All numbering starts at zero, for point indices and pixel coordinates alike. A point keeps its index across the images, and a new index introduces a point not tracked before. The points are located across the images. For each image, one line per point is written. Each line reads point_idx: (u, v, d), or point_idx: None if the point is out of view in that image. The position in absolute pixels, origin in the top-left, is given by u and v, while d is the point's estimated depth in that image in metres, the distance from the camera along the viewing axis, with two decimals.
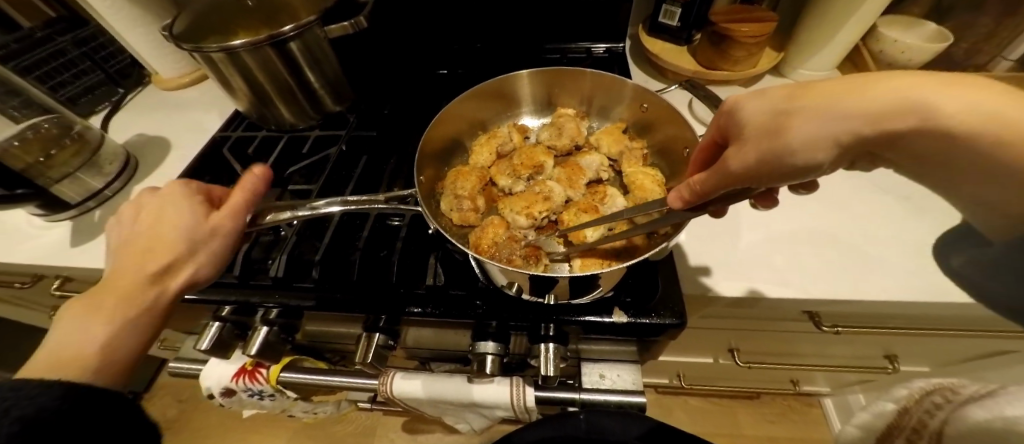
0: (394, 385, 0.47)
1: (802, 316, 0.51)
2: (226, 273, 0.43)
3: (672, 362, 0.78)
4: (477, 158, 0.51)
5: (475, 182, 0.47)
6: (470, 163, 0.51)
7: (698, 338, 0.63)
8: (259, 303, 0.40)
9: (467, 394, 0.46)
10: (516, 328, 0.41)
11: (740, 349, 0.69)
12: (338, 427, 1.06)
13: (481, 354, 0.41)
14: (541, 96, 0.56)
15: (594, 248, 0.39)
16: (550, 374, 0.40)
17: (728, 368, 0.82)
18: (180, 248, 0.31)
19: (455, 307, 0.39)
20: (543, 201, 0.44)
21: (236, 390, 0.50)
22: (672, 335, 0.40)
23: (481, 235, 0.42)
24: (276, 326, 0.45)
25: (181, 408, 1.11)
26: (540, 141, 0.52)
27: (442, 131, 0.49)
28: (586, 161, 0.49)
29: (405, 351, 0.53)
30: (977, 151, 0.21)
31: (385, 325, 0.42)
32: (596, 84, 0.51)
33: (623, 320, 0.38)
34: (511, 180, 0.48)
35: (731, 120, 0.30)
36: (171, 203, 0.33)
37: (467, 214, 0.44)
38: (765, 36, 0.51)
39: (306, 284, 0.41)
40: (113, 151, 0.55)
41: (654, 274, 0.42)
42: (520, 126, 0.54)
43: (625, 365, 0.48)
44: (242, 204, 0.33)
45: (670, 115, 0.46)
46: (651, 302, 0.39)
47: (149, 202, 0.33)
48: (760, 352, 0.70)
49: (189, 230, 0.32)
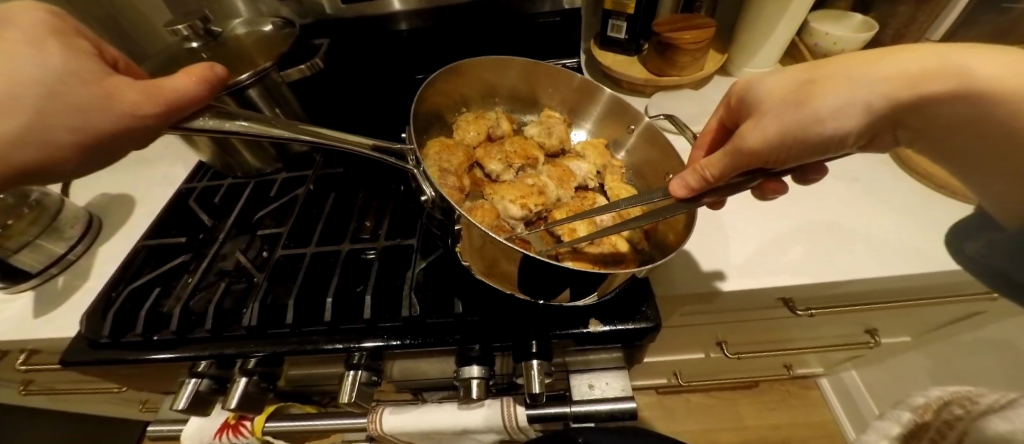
0: (384, 421, 0.46)
1: (778, 303, 0.52)
2: (200, 327, 0.42)
3: (666, 361, 0.78)
4: (464, 134, 0.50)
5: (462, 158, 0.46)
6: (456, 138, 0.51)
7: (685, 335, 0.64)
8: (235, 354, 0.40)
9: (458, 422, 0.45)
10: (499, 348, 0.41)
11: (729, 342, 0.70)
12: None
13: (466, 378, 0.41)
14: (528, 94, 0.56)
15: (583, 252, 0.39)
16: (535, 391, 0.39)
17: (722, 360, 0.83)
18: (69, 112, 0.26)
19: (434, 335, 0.39)
20: (537, 195, 0.44)
21: None
22: (652, 340, 0.40)
23: (469, 214, 0.42)
24: (256, 375, 0.44)
25: None
26: (529, 136, 0.52)
27: (435, 100, 0.49)
28: (574, 166, 0.49)
29: (393, 384, 0.52)
30: (996, 102, 0.24)
31: (366, 362, 0.42)
32: (580, 91, 0.53)
33: (601, 329, 0.39)
34: (502, 166, 0.48)
35: (749, 96, 0.32)
36: (65, 47, 0.27)
37: (453, 191, 0.43)
38: (706, 41, 0.54)
39: (282, 330, 0.40)
40: (74, 214, 0.54)
41: (646, 288, 0.42)
42: (509, 116, 0.54)
43: (612, 372, 0.48)
44: (174, 97, 0.28)
45: (654, 143, 0.48)
46: (629, 309, 0.40)
47: (15, 19, 0.26)
48: (748, 342, 0.71)
49: (85, 92, 0.26)
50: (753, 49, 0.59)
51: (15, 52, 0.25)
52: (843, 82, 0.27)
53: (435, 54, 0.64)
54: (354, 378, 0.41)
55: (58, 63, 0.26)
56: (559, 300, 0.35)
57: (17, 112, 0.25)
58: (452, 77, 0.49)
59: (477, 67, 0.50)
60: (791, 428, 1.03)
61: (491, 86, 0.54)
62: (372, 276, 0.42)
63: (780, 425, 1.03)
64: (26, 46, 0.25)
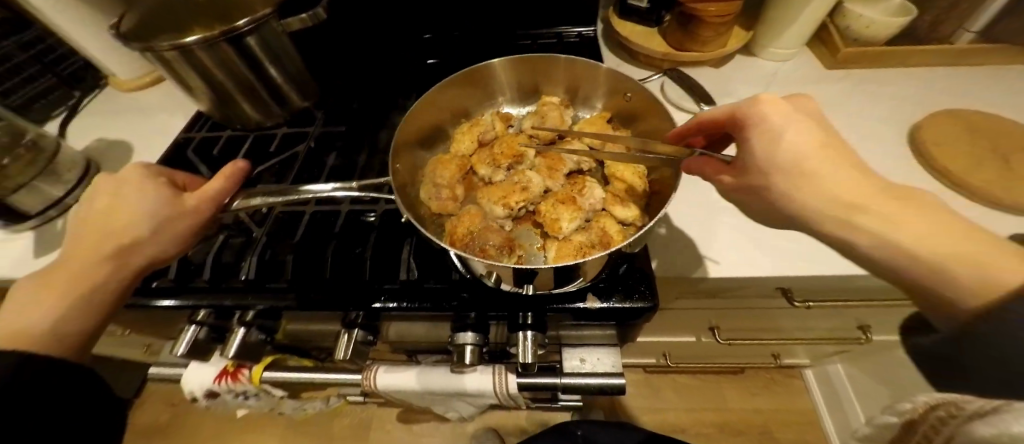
0: (378, 380, 0.47)
1: (776, 292, 0.53)
2: (199, 277, 0.42)
3: (657, 342, 0.80)
4: (456, 146, 0.45)
5: (455, 170, 0.42)
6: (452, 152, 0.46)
7: (677, 318, 0.65)
8: (233, 306, 0.40)
9: (451, 383, 0.47)
10: (495, 317, 0.41)
11: (721, 327, 0.71)
12: (333, 417, 1.08)
13: (459, 345, 0.41)
14: (524, 84, 0.50)
15: (572, 242, 0.36)
16: (528, 361, 0.40)
17: (712, 345, 0.84)
18: (140, 228, 0.33)
19: (431, 299, 0.39)
20: (521, 191, 0.39)
21: (221, 393, 0.50)
22: (648, 319, 0.40)
23: (454, 225, 0.38)
24: (254, 327, 0.45)
25: (172, 413, 1.11)
26: (523, 130, 0.47)
27: (423, 118, 0.44)
28: (567, 151, 0.43)
29: (389, 345, 0.53)
30: None
31: (364, 322, 0.42)
32: (578, 73, 0.46)
33: (597, 305, 0.39)
34: (492, 169, 0.42)
35: (758, 133, 0.28)
36: (134, 189, 0.34)
37: (445, 203, 0.40)
38: (732, 15, 0.51)
39: (280, 285, 0.41)
40: (71, 158, 0.53)
41: (638, 268, 0.41)
42: (503, 115, 0.48)
43: (604, 349, 0.48)
44: (219, 189, 0.36)
45: (651, 108, 0.40)
46: (626, 288, 0.40)
47: (107, 186, 0.35)
48: (739, 329, 0.72)
49: (154, 209, 0.34)
50: (780, 28, 0.56)
51: (131, 205, 0.33)
52: (812, 187, 0.25)
53: (444, 13, 0.61)
54: (352, 334, 0.42)
55: (155, 204, 0.34)
56: (542, 280, 0.32)
57: (116, 241, 0.32)
58: (437, 92, 0.43)
59: (454, 82, 0.44)
60: (771, 414, 1.06)
61: (476, 85, 0.47)
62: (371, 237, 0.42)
63: (759, 409, 1.07)
64: (134, 195, 0.34)
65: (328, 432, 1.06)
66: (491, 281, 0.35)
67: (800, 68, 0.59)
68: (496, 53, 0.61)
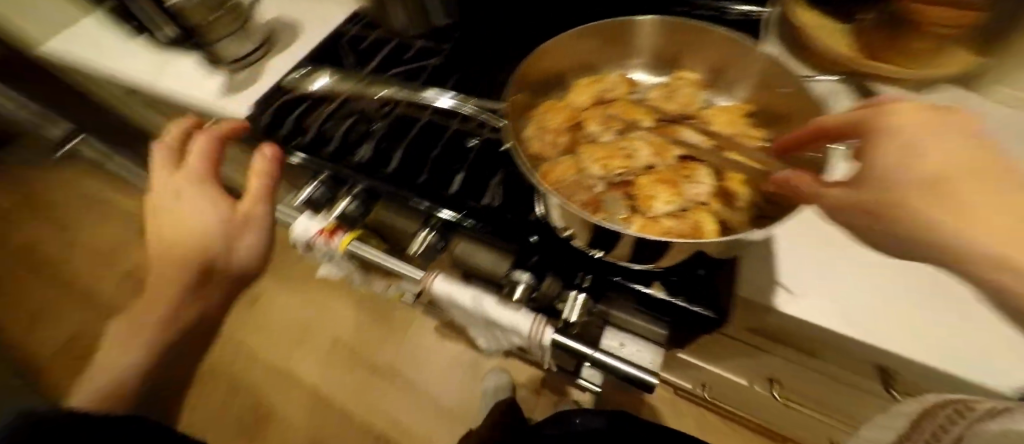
0: (435, 285, 0.52)
1: (871, 372, 0.45)
2: (325, 146, 0.49)
3: (703, 369, 0.75)
4: (573, 96, 0.43)
5: (564, 118, 0.41)
6: (565, 100, 0.43)
7: (736, 353, 0.60)
8: (348, 176, 0.47)
9: (494, 313, 0.50)
10: (553, 269, 0.42)
11: (782, 383, 0.64)
12: (384, 308, 1.24)
13: (512, 282, 0.42)
14: (664, 51, 0.46)
15: (658, 223, 0.34)
16: (570, 321, 0.41)
17: (760, 397, 0.76)
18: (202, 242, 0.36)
19: (505, 231, 0.41)
20: (623, 158, 0.37)
21: (314, 247, 0.60)
22: (709, 329, 0.38)
23: (546, 170, 0.37)
24: (356, 201, 0.52)
25: (274, 252, 1.37)
26: (645, 99, 0.43)
27: (551, 62, 0.43)
28: (688, 132, 0.38)
29: (451, 260, 0.58)
30: None
31: (439, 228, 0.46)
32: (730, 53, 0.41)
33: (660, 295, 0.38)
34: (602, 128, 0.39)
35: (888, 134, 0.23)
36: (193, 197, 0.38)
37: (546, 147, 0.39)
38: (965, 27, 0.40)
39: (385, 172, 0.46)
40: (257, 25, 0.63)
41: (717, 278, 0.38)
42: (630, 78, 0.44)
43: (647, 344, 0.47)
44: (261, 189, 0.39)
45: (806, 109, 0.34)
46: (696, 291, 0.38)
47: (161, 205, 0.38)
48: (802, 393, 0.64)
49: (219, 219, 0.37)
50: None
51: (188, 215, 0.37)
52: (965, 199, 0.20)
53: None
54: (426, 236, 0.46)
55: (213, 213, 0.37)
56: (618, 251, 0.32)
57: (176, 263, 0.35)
58: (572, 37, 0.42)
59: (592, 29, 0.42)
60: None
61: (611, 42, 0.45)
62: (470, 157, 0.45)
63: None
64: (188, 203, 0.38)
65: (376, 316, 1.23)
66: (565, 236, 0.36)
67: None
68: (642, 13, 0.57)
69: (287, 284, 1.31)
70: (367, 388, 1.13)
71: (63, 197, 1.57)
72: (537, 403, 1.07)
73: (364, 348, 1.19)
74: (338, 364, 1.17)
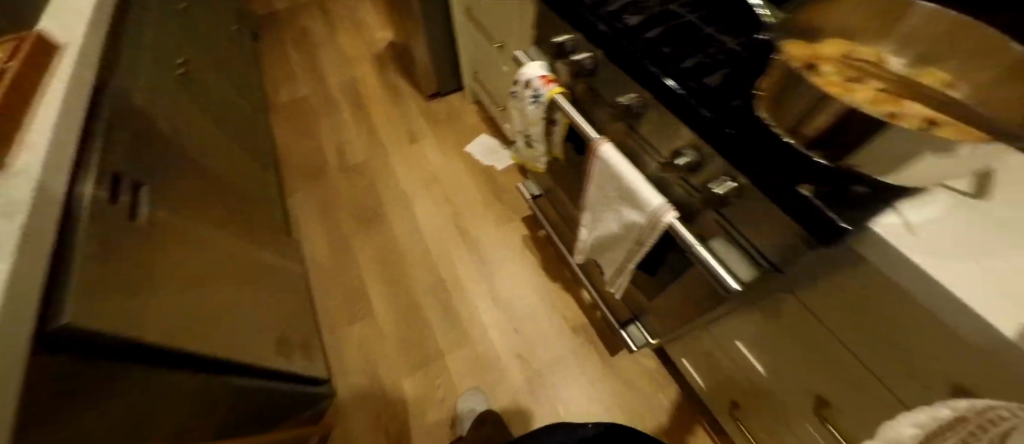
0: (601, 148, 0.65)
1: (953, 395, 0.41)
2: (599, 7, 0.65)
3: (748, 368, 0.74)
4: (823, 46, 0.49)
5: (809, 53, 0.48)
6: (809, 49, 0.49)
7: (806, 353, 0.58)
8: (607, 31, 0.61)
9: (632, 183, 0.61)
10: (722, 152, 0.50)
11: (831, 410, 0.60)
12: (495, 198, 1.44)
13: (679, 155, 0.55)
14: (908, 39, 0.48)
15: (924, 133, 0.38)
16: (717, 191, 0.51)
17: (791, 428, 0.71)
18: None
19: (706, 103, 0.50)
20: (844, 89, 0.44)
21: (529, 87, 0.78)
22: (829, 240, 0.41)
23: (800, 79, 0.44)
24: (594, 60, 0.67)
25: (446, 118, 1.68)
26: (852, 45, 0.50)
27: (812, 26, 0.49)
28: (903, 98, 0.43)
29: (620, 142, 0.70)
30: None
31: (648, 94, 0.58)
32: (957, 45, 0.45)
33: (805, 192, 0.42)
34: (831, 70, 0.47)
35: None
36: None
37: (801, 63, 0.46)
38: None
39: (635, 37, 0.59)
40: None
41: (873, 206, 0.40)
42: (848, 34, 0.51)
43: (748, 263, 0.53)
44: None
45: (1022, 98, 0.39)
46: (844, 204, 0.40)
47: None
48: (846, 432, 0.59)
49: None
50: None
51: None
52: None
53: None
54: (634, 97, 0.60)
55: None
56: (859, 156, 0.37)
57: None
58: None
59: None
60: None
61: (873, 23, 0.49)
62: (710, 48, 0.53)
63: None
64: None
65: (487, 200, 1.43)
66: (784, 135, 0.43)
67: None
68: None
69: (443, 142, 1.60)
70: (452, 243, 1.35)
71: (344, 18, 2.14)
72: (568, 340, 1.16)
73: (467, 218, 1.40)
74: (441, 214, 1.41)
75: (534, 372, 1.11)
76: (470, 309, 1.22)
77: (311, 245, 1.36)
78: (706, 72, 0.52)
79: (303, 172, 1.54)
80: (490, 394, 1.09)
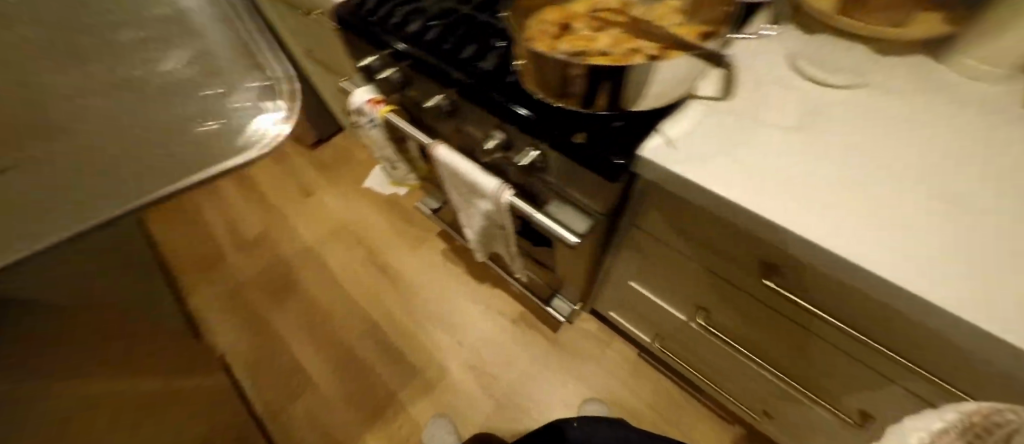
0: (437, 151, 0.66)
1: (761, 266, 0.48)
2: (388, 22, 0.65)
3: (647, 301, 0.79)
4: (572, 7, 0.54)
5: (559, 17, 0.52)
6: (560, 12, 0.53)
7: (672, 268, 0.64)
8: (396, 41, 0.61)
9: (469, 174, 0.63)
10: (515, 128, 0.53)
11: (711, 313, 0.66)
12: (405, 223, 1.41)
13: (490, 139, 0.58)
14: None
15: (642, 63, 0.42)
16: (523, 163, 0.54)
17: (698, 339, 0.78)
18: None
19: (486, 87, 0.52)
20: (586, 41, 0.48)
21: (362, 113, 0.77)
22: (610, 177, 0.46)
23: (542, 44, 0.48)
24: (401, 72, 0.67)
25: (335, 161, 1.62)
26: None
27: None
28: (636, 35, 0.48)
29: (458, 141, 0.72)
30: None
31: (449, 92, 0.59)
32: None
33: (580, 141, 0.46)
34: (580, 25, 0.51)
35: None
36: None
37: (547, 31, 0.50)
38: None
39: (420, 41, 0.60)
40: None
41: (630, 138, 0.45)
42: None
43: (580, 215, 0.57)
44: None
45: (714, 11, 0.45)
46: (607, 145, 0.45)
47: None
48: (729, 327, 0.66)
49: None
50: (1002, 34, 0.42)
51: None
52: None
53: None
54: (440, 98, 0.61)
55: None
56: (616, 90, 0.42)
57: None
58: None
59: None
60: None
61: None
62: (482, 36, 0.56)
63: None
64: None
65: (398, 228, 1.41)
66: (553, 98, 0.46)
67: (1005, 96, 0.45)
68: None
69: (339, 186, 1.55)
70: (376, 282, 1.31)
71: None
72: (513, 332, 1.18)
73: (381, 252, 1.36)
74: (356, 257, 1.37)
75: (491, 375, 1.12)
76: (411, 341, 1.19)
77: (228, 338, 1.26)
78: (482, 59, 0.54)
79: (196, 266, 1.42)
80: (454, 414, 1.08)
